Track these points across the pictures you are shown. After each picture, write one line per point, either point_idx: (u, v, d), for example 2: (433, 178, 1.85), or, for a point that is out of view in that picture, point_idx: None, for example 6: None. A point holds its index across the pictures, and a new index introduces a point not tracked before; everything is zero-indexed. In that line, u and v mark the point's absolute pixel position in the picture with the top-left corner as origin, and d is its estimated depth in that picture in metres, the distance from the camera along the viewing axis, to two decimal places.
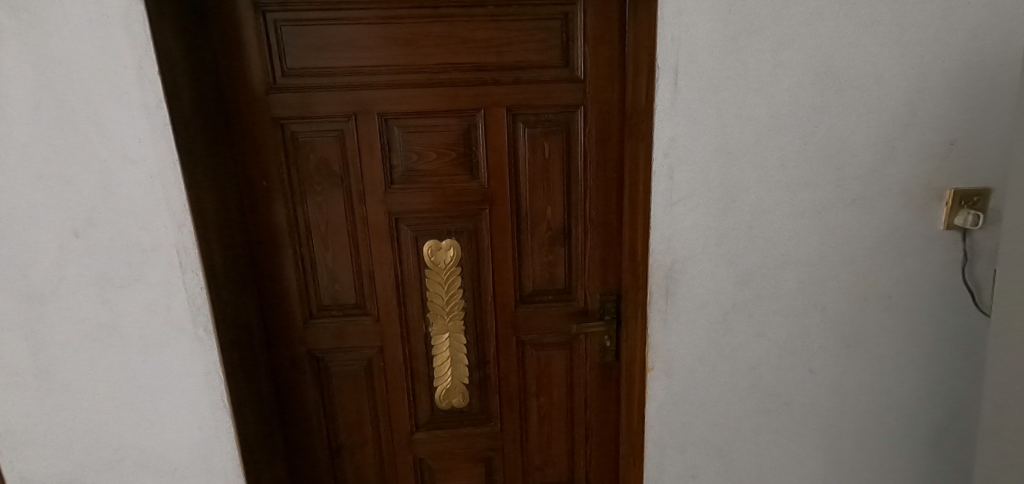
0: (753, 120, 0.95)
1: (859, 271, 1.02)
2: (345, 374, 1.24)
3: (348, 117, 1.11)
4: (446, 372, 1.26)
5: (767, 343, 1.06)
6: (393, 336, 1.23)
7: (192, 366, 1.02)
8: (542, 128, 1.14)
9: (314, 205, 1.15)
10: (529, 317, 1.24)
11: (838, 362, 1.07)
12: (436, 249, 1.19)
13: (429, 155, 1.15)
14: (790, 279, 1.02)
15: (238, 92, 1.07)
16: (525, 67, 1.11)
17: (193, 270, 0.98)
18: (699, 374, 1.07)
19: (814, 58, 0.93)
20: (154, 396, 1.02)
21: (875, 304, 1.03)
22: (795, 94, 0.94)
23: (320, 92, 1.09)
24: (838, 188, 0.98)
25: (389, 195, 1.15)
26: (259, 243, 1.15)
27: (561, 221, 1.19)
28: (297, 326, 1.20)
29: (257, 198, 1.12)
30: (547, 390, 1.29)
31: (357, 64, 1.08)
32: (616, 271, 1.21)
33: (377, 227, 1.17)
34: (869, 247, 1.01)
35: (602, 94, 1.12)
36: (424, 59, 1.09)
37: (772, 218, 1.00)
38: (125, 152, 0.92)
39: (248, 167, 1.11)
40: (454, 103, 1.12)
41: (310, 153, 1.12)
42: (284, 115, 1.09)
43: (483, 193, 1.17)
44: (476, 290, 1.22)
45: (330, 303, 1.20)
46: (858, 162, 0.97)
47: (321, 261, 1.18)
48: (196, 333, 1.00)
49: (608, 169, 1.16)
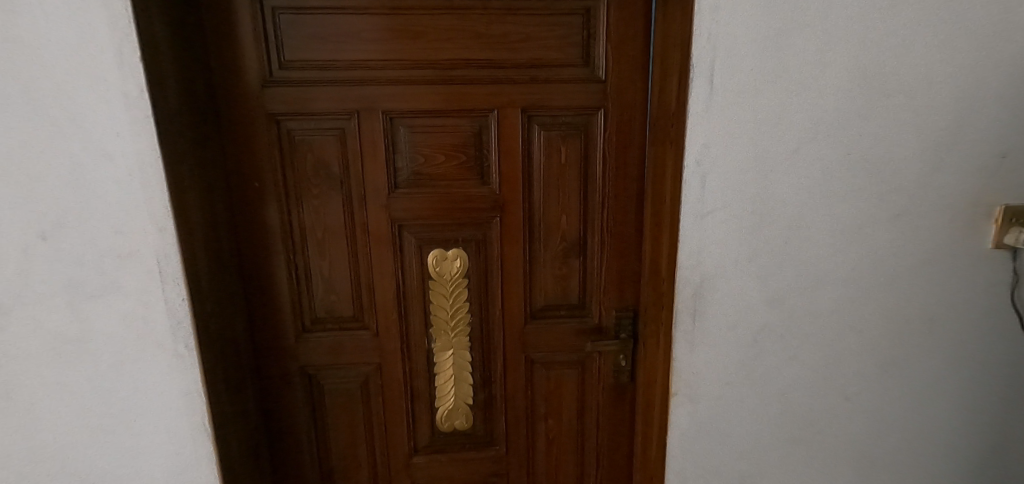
0: (793, 126, 0.87)
1: (901, 292, 0.94)
2: (339, 392, 1.15)
3: (350, 115, 1.02)
4: (448, 391, 1.17)
5: (800, 368, 0.98)
6: (393, 352, 1.14)
7: (170, 387, 0.91)
8: (558, 131, 1.06)
9: (310, 209, 1.06)
10: (539, 333, 1.16)
11: (875, 390, 0.99)
12: (441, 259, 1.10)
13: (436, 158, 1.06)
14: (827, 298, 0.94)
15: (231, 85, 0.98)
16: (542, 65, 1.03)
17: (174, 280, 0.87)
18: (726, 400, 0.99)
19: (863, 59, 0.85)
20: (127, 421, 0.92)
21: (916, 328, 0.96)
22: (839, 100, 0.86)
23: (319, 86, 1.00)
24: (882, 201, 0.90)
25: (391, 199, 1.07)
26: (250, 250, 1.06)
27: (576, 232, 1.11)
28: (289, 340, 1.11)
29: (249, 201, 1.04)
30: (556, 412, 1.21)
31: (360, 58, 1.00)
32: (633, 286, 1.14)
33: (379, 234, 1.08)
34: (912, 266, 0.93)
35: (623, 97, 1.05)
36: (434, 53, 1.01)
37: (809, 234, 0.92)
38: (100, 145, 0.82)
39: (239, 167, 1.02)
40: (464, 103, 1.03)
41: (307, 153, 1.03)
42: (281, 111, 1.01)
43: (494, 200, 1.08)
44: (482, 304, 1.14)
45: (324, 317, 1.12)
46: (905, 174, 0.89)
47: (317, 270, 1.09)
48: (175, 351, 0.90)
49: (627, 176, 1.08)
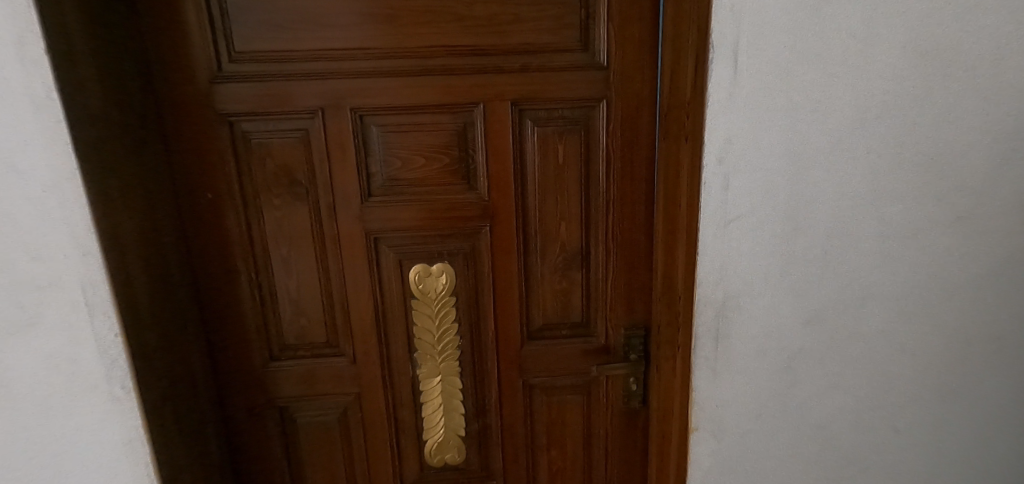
0: (834, 115, 0.73)
1: (962, 308, 0.80)
2: (315, 426, 1.02)
3: (314, 113, 0.89)
4: (436, 422, 1.04)
5: (841, 396, 0.84)
6: (374, 381, 1.01)
7: (109, 434, 0.78)
8: (555, 127, 0.92)
9: (272, 223, 0.93)
10: (538, 356, 1.02)
11: (928, 420, 0.85)
12: (425, 276, 0.97)
13: (415, 161, 0.93)
14: (873, 316, 0.81)
15: (175, 81, 0.85)
16: (534, 51, 0.89)
17: (104, 313, 0.74)
18: (755, 434, 0.86)
19: (921, 31, 0.70)
20: (63, 473, 0.79)
21: (979, 349, 0.82)
22: (890, 82, 0.72)
23: (276, 81, 0.86)
24: (940, 202, 0.76)
25: (365, 209, 0.93)
26: (206, 270, 0.93)
27: (577, 242, 0.98)
28: (254, 370, 0.98)
29: (202, 215, 0.91)
30: (559, 442, 1.08)
31: (322, 47, 0.86)
32: (644, 300, 1.00)
33: (352, 249, 0.95)
34: (975, 277, 0.79)
35: (629, 86, 0.91)
36: (409, 40, 0.87)
37: (852, 243, 0.78)
38: (5, 156, 0.67)
39: (189, 176, 0.89)
40: (445, 97, 0.90)
41: (267, 158, 0.90)
42: (233, 110, 0.87)
43: (483, 207, 0.95)
44: (473, 325, 1.01)
45: (294, 343, 0.99)
46: (968, 169, 0.75)
47: (283, 291, 0.96)
48: (110, 393, 0.77)
49: (635, 177, 0.94)
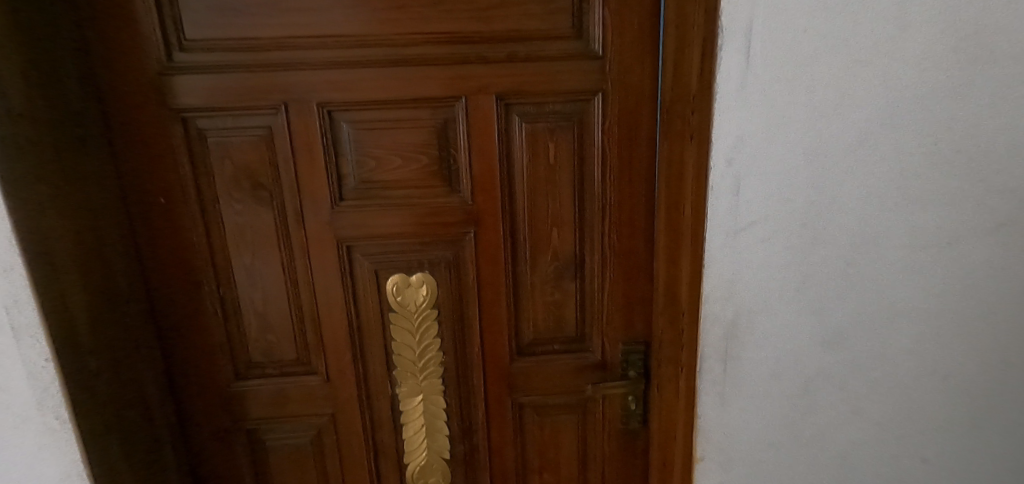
0: (860, 110, 0.64)
1: (1000, 326, 0.71)
2: (286, 450, 0.94)
3: (277, 108, 0.80)
4: (418, 445, 0.96)
5: (863, 423, 0.76)
6: (349, 401, 0.93)
7: (45, 468, 0.70)
8: (546, 123, 0.83)
9: (233, 230, 0.84)
10: (529, 373, 0.94)
11: (959, 448, 0.77)
12: (403, 287, 0.89)
13: (391, 161, 0.84)
14: (900, 335, 0.72)
15: (121, 73, 0.76)
16: (523, 39, 0.80)
17: (32, 335, 0.65)
18: (766, 463, 0.78)
19: (964, 12, 0.61)
20: None
21: (1021, 372, 0.73)
22: (925, 72, 0.63)
23: (234, 72, 0.77)
24: (979, 207, 0.67)
25: (336, 215, 0.84)
26: (161, 282, 0.84)
27: (571, 250, 0.89)
28: (218, 390, 0.90)
29: (156, 222, 0.82)
30: (552, 464, 0.99)
31: (285, 34, 0.77)
32: (644, 313, 0.92)
33: (323, 259, 0.86)
34: (1017, 291, 0.70)
35: (627, 77, 0.82)
36: (382, 27, 0.78)
37: (878, 254, 0.69)
38: None
39: (140, 179, 0.80)
40: (424, 89, 0.81)
41: (226, 158, 0.81)
42: (186, 106, 0.78)
43: (466, 212, 0.86)
44: (458, 340, 0.92)
45: (262, 361, 0.90)
46: (1012, 170, 0.66)
47: (248, 305, 0.88)
48: (44, 424, 0.68)
49: (634, 178, 0.85)
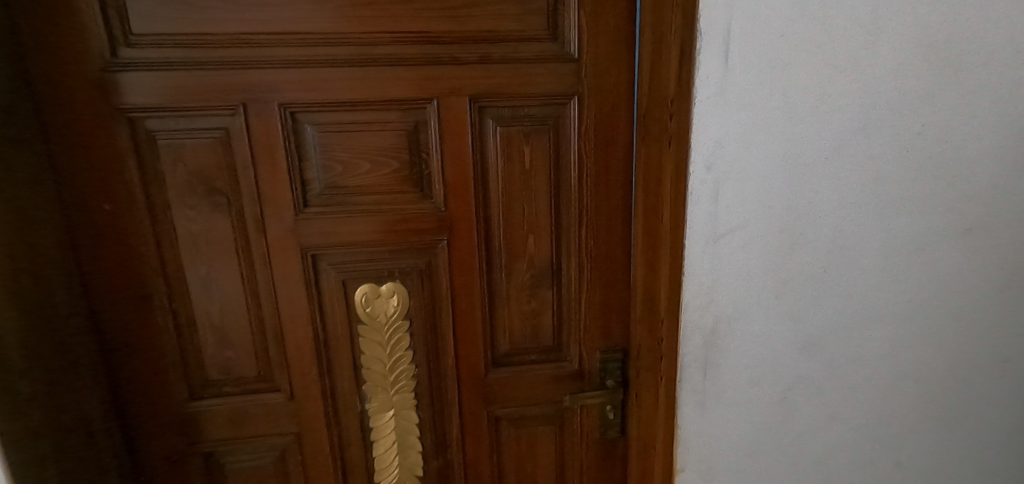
0: (837, 116, 0.64)
1: (970, 329, 0.72)
2: (247, 473, 0.88)
3: (234, 109, 0.74)
4: (390, 462, 0.92)
5: (840, 428, 0.75)
6: (315, 419, 0.88)
7: None
8: (520, 127, 0.81)
9: (187, 239, 0.78)
10: (505, 385, 0.91)
11: (932, 451, 0.77)
12: (372, 297, 0.85)
13: (359, 166, 0.80)
14: (876, 340, 0.72)
15: (60, 70, 0.70)
16: (496, 39, 0.77)
17: None
18: (746, 471, 0.77)
19: (934, 20, 0.62)
20: None
21: (988, 373, 0.74)
22: (898, 79, 0.63)
23: (187, 70, 0.72)
24: (949, 213, 0.68)
25: (300, 223, 0.80)
26: (106, 296, 0.78)
27: (547, 257, 0.87)
28: (171, 411, 0.84)
29: (100, 231, 0.76)
30: (529, 478, 0.96)
31: (243, 30, 0.72)
32: (622, 321, 0.90)
33: (286, 269, 0.81)
34: (984, 295, 0.71)
35: (603, 81, 0.80)
36: (348, 24, 0.74)
37: (855, 260, 0.69)
38: None
39: (81, 184, 0.74)
40: (393, 91, 0.77)
41: (178, 162, 0.75)
42: (133, 105, 0.72)
43: (439, 219, 0.83)
44: (431, 352, 0.89)
45: (219, 379, 0.84)
46: (980, 175, 0.67)
47: (204, 319, 0.82)
48: None
49: (611, 184, 0.84)
